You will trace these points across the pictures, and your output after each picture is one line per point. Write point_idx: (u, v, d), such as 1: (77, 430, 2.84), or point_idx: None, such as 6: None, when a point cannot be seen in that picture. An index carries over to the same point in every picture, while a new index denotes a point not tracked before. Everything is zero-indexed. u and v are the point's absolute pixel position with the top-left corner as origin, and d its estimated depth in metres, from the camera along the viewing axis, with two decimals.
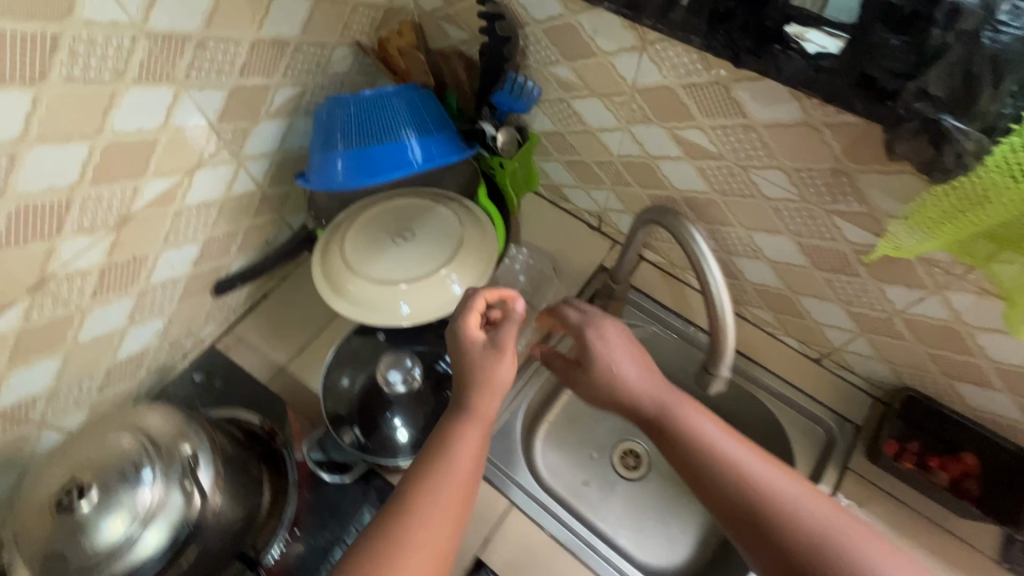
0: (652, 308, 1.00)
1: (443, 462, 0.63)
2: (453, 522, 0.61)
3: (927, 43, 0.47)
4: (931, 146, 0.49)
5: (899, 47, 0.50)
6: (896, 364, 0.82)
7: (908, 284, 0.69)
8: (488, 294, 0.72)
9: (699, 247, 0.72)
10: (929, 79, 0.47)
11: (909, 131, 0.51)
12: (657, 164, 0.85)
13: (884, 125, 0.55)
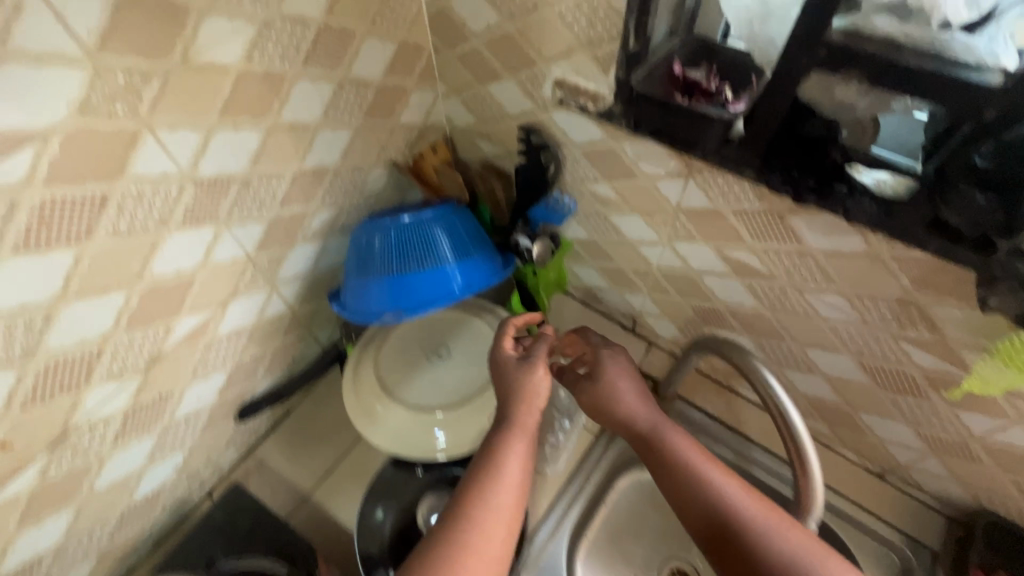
0: (699, 420, 0.93)
1: (490, 479, 0.60)
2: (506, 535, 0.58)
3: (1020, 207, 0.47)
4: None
5: (986, 206, 0.48)
6: (973, 487, 0.77)
7: (988, 412, 0.65)
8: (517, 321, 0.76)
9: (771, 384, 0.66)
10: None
11: (1005, 287, 0.51)
12: (701, 278, 0.83)
13: (964, 265, 0.53)
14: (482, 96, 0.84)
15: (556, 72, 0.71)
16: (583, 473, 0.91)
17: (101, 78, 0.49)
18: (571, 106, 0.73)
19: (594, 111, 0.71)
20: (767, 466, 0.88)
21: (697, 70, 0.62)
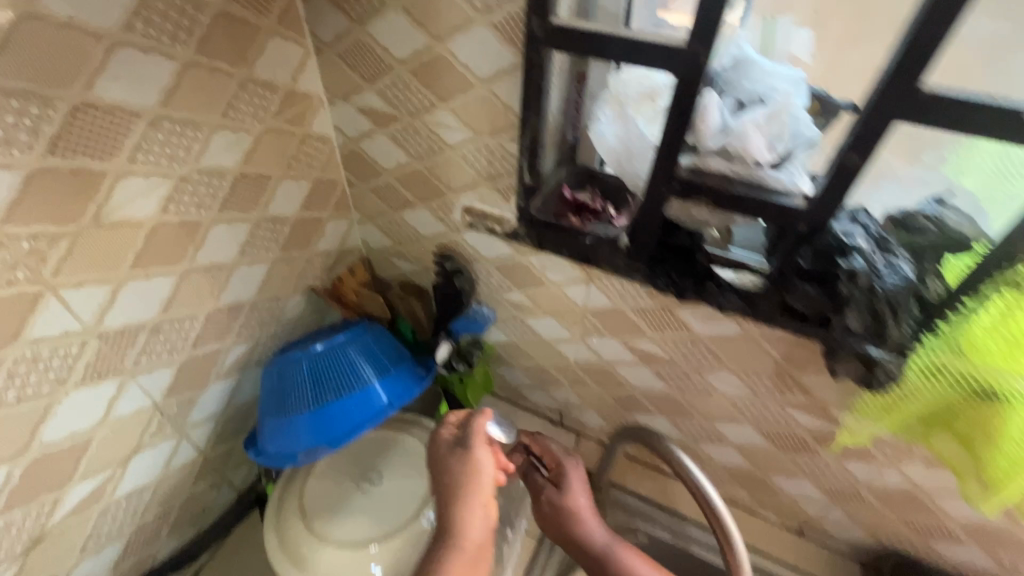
0: (634, 504, 0.96)
1: None
2: None
3: (839, 293, 0.58)
4: (864, 367, 0.60)
5: (812, 293, 0.60)
6: (871, 528, 0.85)
7: (864, 459, 0.76)
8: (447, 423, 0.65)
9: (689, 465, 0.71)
10: (851, 318, 0.57)
11: (845, 355, 0.61)
12: (614, 368, 0.90)
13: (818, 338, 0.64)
14: (397, 222, 0.90)
15: (465, 201, 0.80)
16: None
17: (2, 248, 0.48)
18: (481, 228, 0.82)
19: (501, 231, 0.80)
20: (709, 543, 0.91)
21: (583, 194, 0.74)
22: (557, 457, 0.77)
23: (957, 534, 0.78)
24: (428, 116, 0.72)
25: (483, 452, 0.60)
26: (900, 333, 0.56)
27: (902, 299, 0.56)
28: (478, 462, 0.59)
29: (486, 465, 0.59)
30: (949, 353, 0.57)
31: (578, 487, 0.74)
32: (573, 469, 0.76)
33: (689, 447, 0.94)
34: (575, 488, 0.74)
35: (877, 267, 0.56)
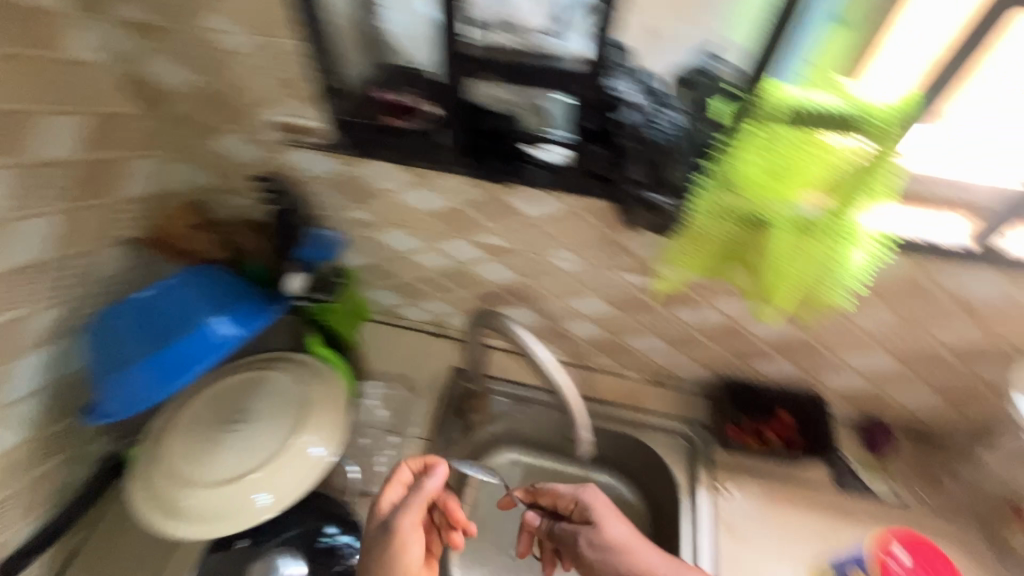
0: (513, 389, 1.08)
1: None
2: None
3: (620, 146, 0.67)
4: (651, 211, 0.70)
5: (601, 152, 0.68)
6: (708, 364, 0.99)
7: (687, 303, 0.86)
8: (404, 471, 0.72)
9: (521, 333, 0.78)
10: (634, 168, 0.67)
11: (635, 204, 0.70)
12: (470, 268, 0.93)
13: (615, 199, 0.73)
14: (211, 154, 0.84)
15: (272, 115, 0.75)
16: None
17: None
18: (300, 144, 0.78)
19: (319, 143, 0.77)
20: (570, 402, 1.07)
21: (404, 96, 0.70)
22: (588, 487, 0.79)
23: (768, 351, 0.92)
24: (201, 24, 0.67)
25: (414, 519, 0.67)
26: (679, 173, 0.66)
27: (670, 141, 0.65)
28: (406, 541, 0.66)
29: (415, 549, 0.67)
30: (720, 189, 0.65)
31: (612, 523, 0.75)
32: (603, 503, 0.78)
33: (554, 329, 1.02)
34: (604, 516, 0.76)
35: (649, 116, 0.65)
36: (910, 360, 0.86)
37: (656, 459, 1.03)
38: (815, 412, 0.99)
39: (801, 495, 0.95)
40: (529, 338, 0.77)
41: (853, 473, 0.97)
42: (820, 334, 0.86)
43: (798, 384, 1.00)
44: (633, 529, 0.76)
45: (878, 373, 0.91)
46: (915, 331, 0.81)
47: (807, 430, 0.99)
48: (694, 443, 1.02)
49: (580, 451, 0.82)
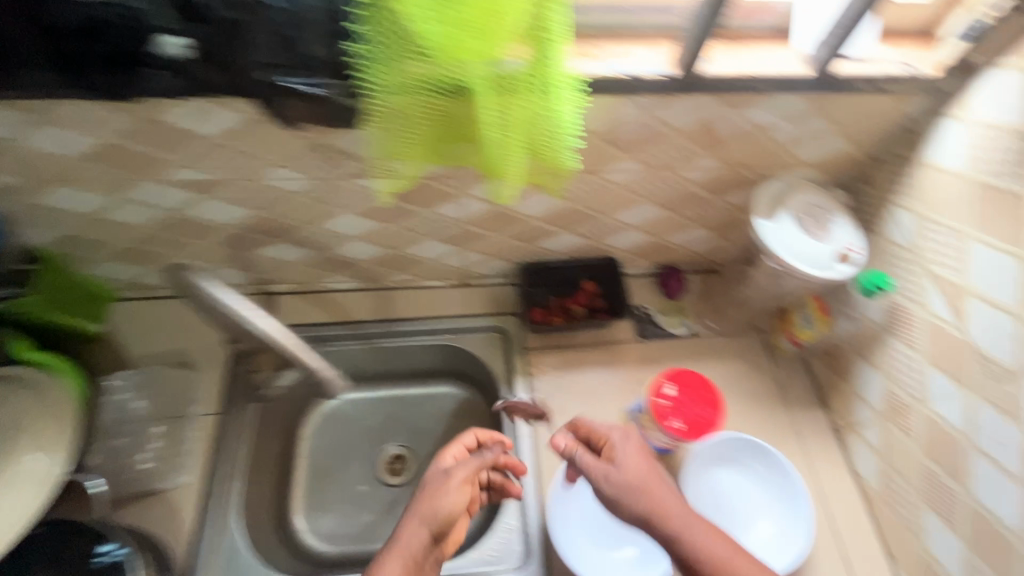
0: (310, 330, 0.98)
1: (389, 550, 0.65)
2: None
3: (232, 25, 0.54)
4: (309, 102, 0.60)
5: (213, 34, 0.55)
6: (500, 254, 0.95)
7: (443, 198, 0.79)
8: (477, 433, 0.79)
9: (216, 284, 0.67)
10: (262, 49, 0.55)
11: (287, 97, 0.59)
12: (187, 213, 0.77)
13: (265, 98, 0.61)
14: None
15: None
16: (222, 454, 0.86)
17: None
18: None
19: None
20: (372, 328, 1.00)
21: None
22: (625, 428, 0.71)
23: (547, 227, 0.89)
24: None
25: (455, 485, 0.71)
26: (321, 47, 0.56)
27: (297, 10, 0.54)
28: (456, 483, 0.71)
29: (444, 499, 0.69)
30: (417, 61, 0.55)
31: (634, 464, 0.67)
32: (630, 448, 0.69)
33: (328, 257, 0.91)
34: (624, 448, 0.69)
35: None
36: (673, 204, 0.87)
37: (475, 361, 1.01)
38: (612, 274, 1.00)
39: (609, 356, 0.99)
40: (227, 293, 0.67)
41: (652, 322, 1.02)
42: (585, 199, 0.83)
43: (592, 251, 1.00)
44: (662, 478, 0.66)
45: (653, 223, 0.92)
46: (665, 175, 0.80)
47: (608, 293, 1.01)
48: (507, 334, 1.01)
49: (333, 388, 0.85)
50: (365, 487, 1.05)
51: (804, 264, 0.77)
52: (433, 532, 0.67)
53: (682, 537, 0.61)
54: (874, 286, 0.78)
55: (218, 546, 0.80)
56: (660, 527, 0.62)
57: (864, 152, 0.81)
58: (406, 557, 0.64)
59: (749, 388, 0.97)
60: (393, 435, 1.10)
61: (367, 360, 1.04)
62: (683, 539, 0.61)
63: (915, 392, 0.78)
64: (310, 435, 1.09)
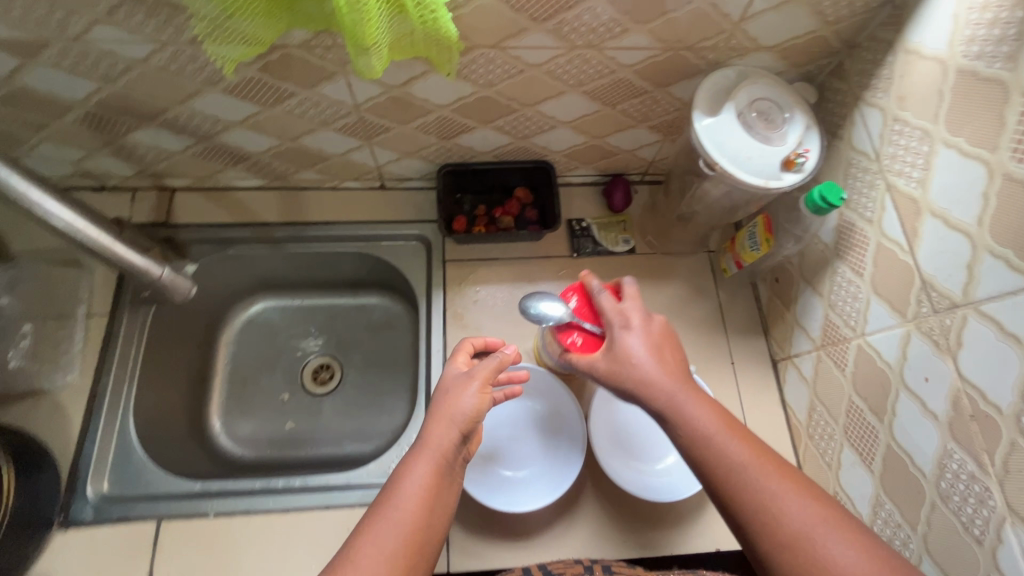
0: (211, 232, 0.90)
1: (417, 452, 0.58)
2: (423, 518, 0.55)
3: None
4: None
5: None
6: (414, 152, 0.85)
7: (323, 76, 0.67)
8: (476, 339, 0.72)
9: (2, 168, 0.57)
10: None
11: None
12: (24, 83, 0.67)
13: None
14: None
15: None
16: (114, 354, 0.82)
17: None
18: None
19: None
20: (279, 232, 0.92)
21: None
22: (627, 315, 0.63)
23: (460, 120, 0.77)
24: None
25: (480, 384, 0.62)
26: None
27: None
28: (479, 383, 0.62)
29: (469, 401, 0.61)
30: None
31: (631, 355, 0.61)
32: (628, 333, 0.62)
33: (215, 147, 0.81)
34: (611, 346, 0.62)
35: None
36: (605, 96, 0.74)
37: (394, 270, 0.93)
38: (546, 179, 0.90)
39: (537, 271, 0.91)
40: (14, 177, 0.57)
41: (589, 236, 0.92)
42: (496, 84, 0.70)
43: (523, 154, 0.88)
44: (664, 363, 0.60)
45: (586, 121, 0.80)
46: (589, 55, 0.66)
47: (543, 202, 0.91)
48: (428, 243, 0.92)
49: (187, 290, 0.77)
50: (288, 396, 0.99)
51: (744, 171, 0.64)
52: (462, 435, 0.60)
53: (679, 411, 0.59)
54: (823, 201, 0.65)
55: (107, 445, 0.78)
56: (656, 399, 0.59)
57: (837, 35, 0.67)
58: (437, 456, 0.58)
59: (688, 311, 0.90)
60: (318, 344, 1.03)
61: (282, 266, 0.98)
62: (677, 412, 0.59)
63: (853, 322, 0.69)
64: (231, 340, 1.01)
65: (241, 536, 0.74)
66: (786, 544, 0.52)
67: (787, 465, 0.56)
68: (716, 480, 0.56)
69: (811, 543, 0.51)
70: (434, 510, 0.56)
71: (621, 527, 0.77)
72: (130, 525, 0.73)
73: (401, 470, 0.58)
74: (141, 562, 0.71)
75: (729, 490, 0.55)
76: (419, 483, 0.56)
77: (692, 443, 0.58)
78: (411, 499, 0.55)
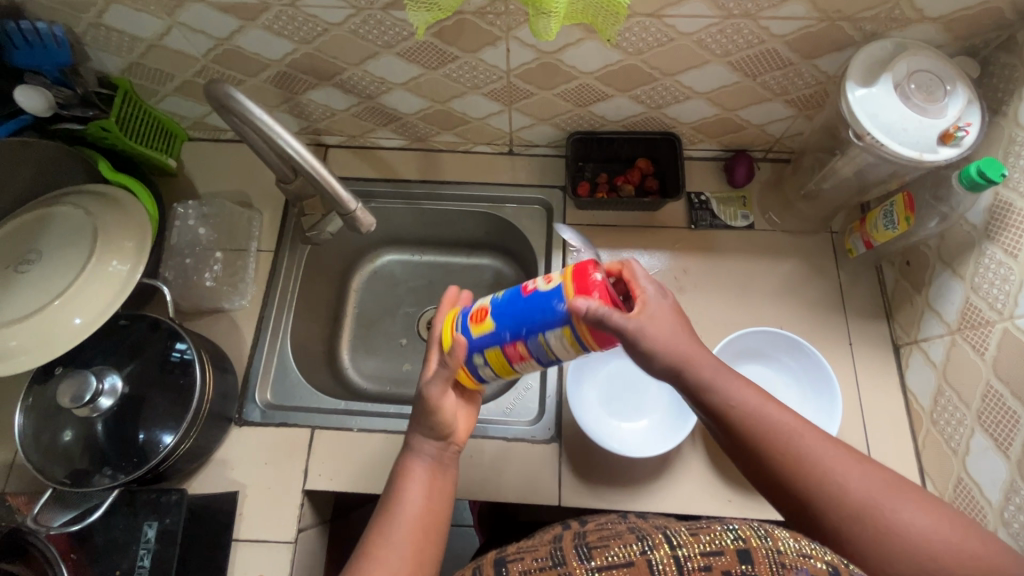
0: (358, 185, 1.01)
1: (402, 459, 0.64)
2: (419, 515, 0.59)
3: None
4: None
5: None
6: (549, 118, 0.90)
7: (488, 41, 0.74)
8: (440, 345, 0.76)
9: (260, 114, 0.65)
10: None
11: None
12: (237, 44, 0.79)
13: None
14: None
15: None
16: (276, 285, 0.95)
17: None
18: None
19: None
20: (416, 189, 1.01)
21: None
22: (652, 297, 0.58)
23: (600, 88, 0.82)
24: None
25: (444, 380, 0.62)
26: None
27: None
28: (438, 378, 0.62)
29: (446, 400, 0.64)
30: None
31: (666, 326, 0.57)
32: (657, 305, 0.58)
33: (374, 107, 0.91)
34: (649, 319, 0.56)
35: None
36: (749, 67, 0.76)
37: (515, 231, 1.00)
38: (671, 150, 0.92)
39: (654, 239, 0.94)
40: (269, 120, 0.65)
41: (706, 209, 0.94)
42: (644, 53, 0.74)
43: (651, 125, 0.91)
44: (688, 334, 0.59)
45: (723, 92, 0.81)
46: (744, 24, 0.68)
47: (664, 172, 0.94)
48: (550, 206, 0.98)
49: (367, 226, 0.75)
50: (406, 340, 1.09)
51: (897, 142, 0.64)
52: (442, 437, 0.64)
53: (717, 390, 0.58)
54: (981, 176, 0.64)
55: (270, 361, 0.91)
56: (695, 381, 0.58)
57: (1013, 6, 0.65)
58: (423, 464, 0.63)
59: (806, 289, 0.90)
60: (435, 296, 1.12)
61: (411, 222, 1.07)
62: (716, 391, 0.58)
63: (999, 305, 0.67)
64: (360, 286, 1.12)
65: (379, 449, 0.84)
66: (811, 487, 0.53)
67: (788, 409, 0.58)
68: (757, 455, 0.56)
69: (826, 480, 0.53)
70: (433, 500, 0.61)
71: (726, 486, 0.80)
72: (290, 428, 0.85)
73: (393, 489, 0.62)
74: (298, 461, 0.83)
75: (777, 461, 0.55)
76: (416, 499, 0.61)
77: (736, 419, 0.57)
78: (409, 517, 0.59)
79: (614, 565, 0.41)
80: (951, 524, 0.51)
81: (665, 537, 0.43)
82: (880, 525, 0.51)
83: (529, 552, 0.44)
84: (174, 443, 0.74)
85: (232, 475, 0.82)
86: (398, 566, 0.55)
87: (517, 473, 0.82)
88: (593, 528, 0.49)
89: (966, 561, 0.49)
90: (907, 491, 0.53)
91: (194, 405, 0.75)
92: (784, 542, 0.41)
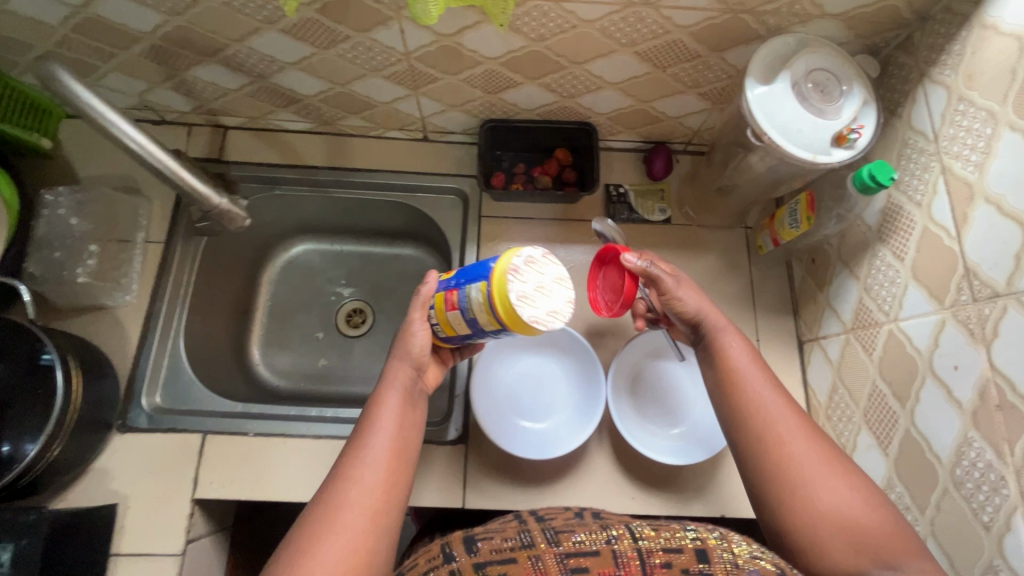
0: (259, 170, 0.94)
1: (379, 390, 0.60)
2: (391, 446, 0.55)
3: None
4: None
5: None
6: (459, 105, 0.85)
7: (377, 20, 0.68)
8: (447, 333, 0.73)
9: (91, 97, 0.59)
10: None
11: None
12: (96, 13, 0.70)
13: None
14: None
15: None
16: (168, 278, 0.88)
17: None
18: None
19: None
20: (323, 175, 0.94)
21: None
22: None
23: (508, 75, 0.78)
24: None
25: (422, 317, 0.62)
26: None
27: None
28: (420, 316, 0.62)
29: (420, 337, 0.63)
30: None
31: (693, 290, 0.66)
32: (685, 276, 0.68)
33: (268, 87, 0.83)
34: (679, 285, 0.65)
35: None
36: (657, 58, 0.73)
37: (430, 221, 0.96)
38: (587, 139, 0.89)
39: (571, 232, 0.91)
40: (104, 107, 0.60)
41: (625, 202, 0.92)
42: (547, 39, 0.70)
43: (566, 114, 0.87)
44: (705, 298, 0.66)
45: (633, 83, 0.78)
46: (645, 13, 0.65)
47: (582, 162, 0.91)
48: (467, 196, 0.94)
49: (237, 223, 0.77)
50: (322, 335, 1.03)
51: (792, 144, 0.63)
52: (416, 368, 0.63)
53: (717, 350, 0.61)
54: (872, 180, 0.63)
55: (160, 362, 0.85)
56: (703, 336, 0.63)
57: (910, 6, 0.63)
58: (399, 391, 0.60)
59: (719, 284, 0.89)
60: (353, 287, 1.07)
61: (323, 209, 1.01)
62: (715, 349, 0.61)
63: (887, 307, 0.68)
64: (273, 277, 1.05)
65: (276, 454, 0.80)
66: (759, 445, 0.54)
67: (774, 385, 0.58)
68: (723, 403, 0.59)
69: (774, 443, 0.53)
70: (404, 424, 0.58)
71: (630, 484, 0.80)
72: (179, 434, 0.80)
73: (370, 414, 0.58)
74: (187, 468, 0.78)
75: (740, 418, 0.56)
76: (390, 425, 0.57)
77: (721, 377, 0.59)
78: (384, 442, 0.55)
79: (580, 552, 0.38)
80: (881, 515, 0.49)
81: (628, 527, 0.41)
82: (801, 493, 0.50)
83: (498, 531, 0.42)
84: (35, 455, 0.67)
85: (113, 486, 0.77)
86: (373, 485, 0.52)
87: (421, 477, 0.79)
88: (558, 515, 0.46)
89: (874, 544, 0.47)
90: (848, 476, 0.51)
91: (58, 414, 0.69)
92: (737, 544, 0.40)
